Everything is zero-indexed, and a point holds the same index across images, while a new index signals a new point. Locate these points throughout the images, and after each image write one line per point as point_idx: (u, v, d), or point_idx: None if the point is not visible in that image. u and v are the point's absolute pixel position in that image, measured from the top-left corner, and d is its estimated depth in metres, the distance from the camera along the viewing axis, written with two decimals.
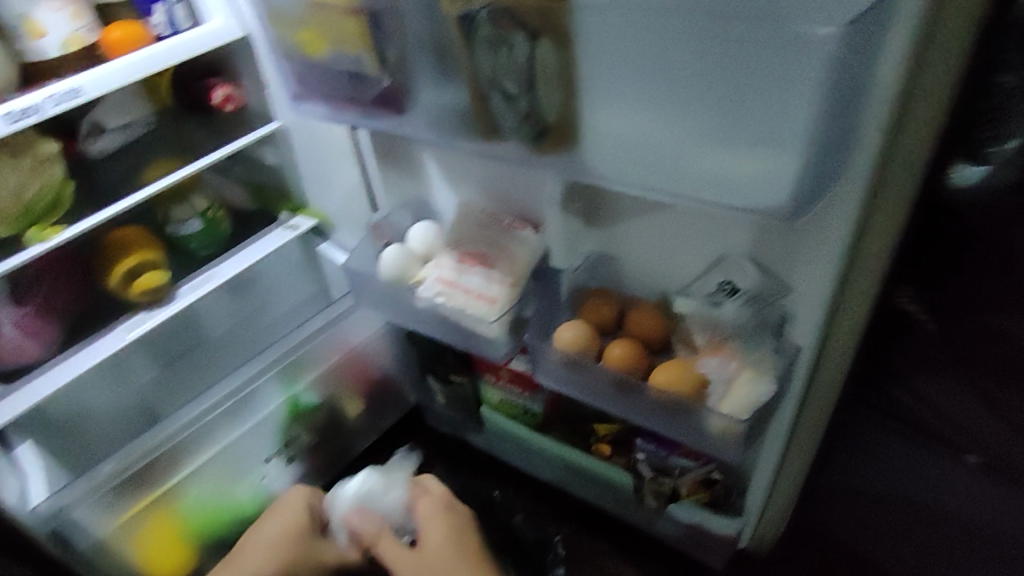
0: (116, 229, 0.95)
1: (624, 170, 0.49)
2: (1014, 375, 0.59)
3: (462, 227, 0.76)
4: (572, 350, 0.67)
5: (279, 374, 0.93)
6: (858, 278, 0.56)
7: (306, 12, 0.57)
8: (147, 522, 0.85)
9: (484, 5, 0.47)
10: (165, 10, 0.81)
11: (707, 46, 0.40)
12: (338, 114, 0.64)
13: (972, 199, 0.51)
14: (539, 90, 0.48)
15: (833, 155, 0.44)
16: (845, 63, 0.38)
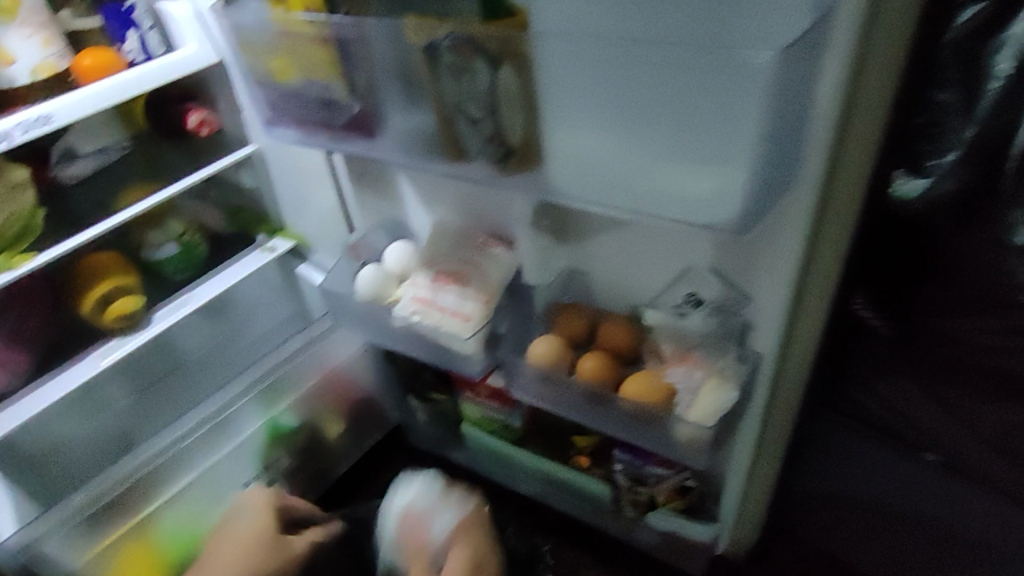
0: (90, 255, 0.94)
1: (587, 190, 0.51)
2: (965, 376, 0.63)
3: (436, 246, 0.78)
4: (545, 364, 0.69)
5: (257, 396, 0.94)
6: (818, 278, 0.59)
7: (277, 41, 0.59)
8: (123, 552, 0.83)
9: (446, 35, 0.49)
10: (138, 37, 0.83)
11: (655, 72, 0.43)
12: (309, 139, 0.65)
13: (920, 209, 0.58)
14: (503, 114, 0.50)
15: (778, 170, 0.47)
16: (783, 84, 0.40)
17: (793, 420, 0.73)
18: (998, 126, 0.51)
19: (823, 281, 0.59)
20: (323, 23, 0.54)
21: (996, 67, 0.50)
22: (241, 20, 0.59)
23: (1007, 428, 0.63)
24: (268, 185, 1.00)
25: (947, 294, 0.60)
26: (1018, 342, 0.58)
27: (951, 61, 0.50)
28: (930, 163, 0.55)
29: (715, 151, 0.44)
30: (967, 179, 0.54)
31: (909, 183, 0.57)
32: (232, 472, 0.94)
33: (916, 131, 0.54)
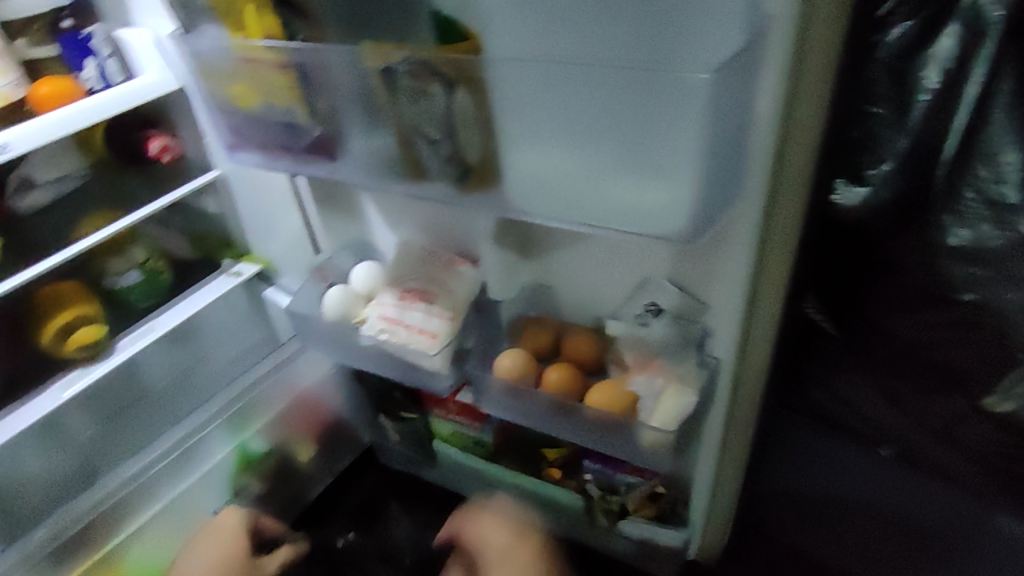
0: (49, 284, 0.94)
1: (542, 204, 0.53)
2: (908, 372, 0.67)
3: (402, 264, 0.79)
4: (512, 377, 0.70)
5: (225, 422, 0.93)
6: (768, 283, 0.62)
7: (236, 68, 0.60)
8: None
9: (402, 60, 0.50)
10: (97, 64, 0.83)
11: (599, 90, 0.45)
12: (271, 163, 0.66)
13: (860, 216, 0.64)
14: (460, 135, 0.52)
15: (722, 182, 0.49)
16: (719, 100, 0.43)
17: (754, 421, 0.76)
18: (930, 132, 0.56)
19: (772, 285, 0.62)
20: (283, 50, 0.55)
21: (923, 82, 0.56)
22: (200, 48, 0.60)
23: (950, 419, 0.66)
24: (233, 210, 1.00)
25: (888, 294, 0.65)
26: (955, 336, 0.62)
27: (884, 78, 0.58)
28: (869, 172, 0.62)
29: (659, 165, 0.46)
30: (901, 185, 0.60)
31: (850, 190, 0.63)
32: (204, 500, 0.92)
33: (855, 144, 0.62)
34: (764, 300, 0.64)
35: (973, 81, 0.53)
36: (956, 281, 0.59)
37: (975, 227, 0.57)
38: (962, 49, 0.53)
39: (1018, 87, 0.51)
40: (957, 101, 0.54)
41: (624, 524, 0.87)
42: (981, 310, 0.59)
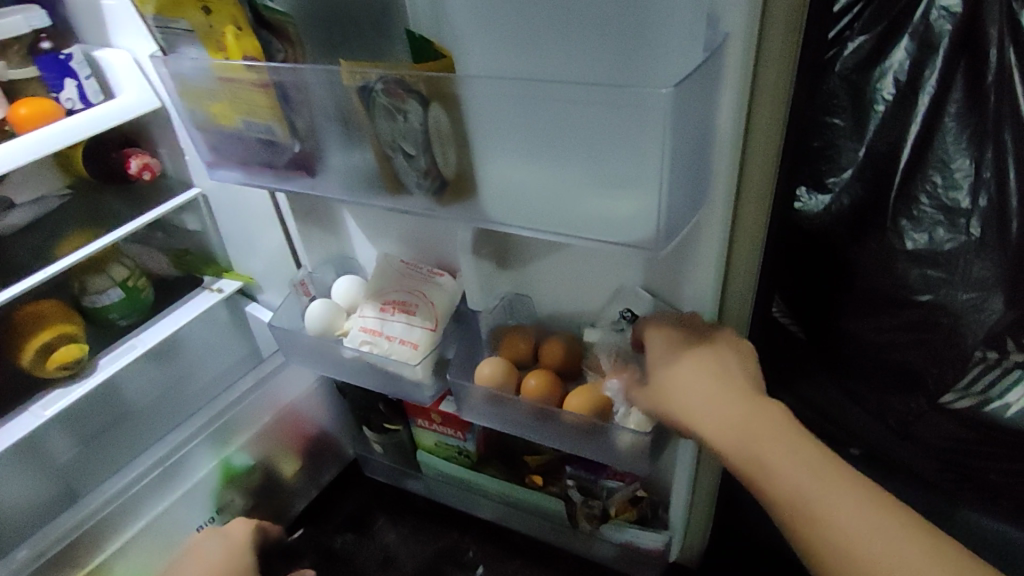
0: (29, 305, 0.94)
1: (515, 214, 0.55)
2: (865, 370, 0.73)
3: (383, 277, 0.81)
4: (491, 385, 0.71)
5: (209, 438, 0.94)
6: (735, 289, 0.65)
7: (216, 87, 0.61)
8: None
9: (378, 78, 0.52)
10: (76, 85, 0.84)
11: (566, 106, 0.47)
12: (251, 179, 0.68)
13: (821, 222, 0.70)
14: (435, 149, 0.54)
15: (686, 192, 0.52)
16: (679, 115, 0.45)
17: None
18: (883, 142, 0.63)
19: (740, 290, 0.65)
20: (262, 70, 0.57)
21: (878, 93, 0.63)
22: (181, 68, 0.61)
23: (911, 416, 0.70)
24: (213, 227, 1.01)
25: (852, 298, 0.70)
26: (907, 336, 0.66)
27: (841, 90, 0.66)
28: (831, 180, 0.68)
29: (625, 177, 0.48)
30: (858, 193, 0.66)
31: (813, 198, 0.70)
32: (188, 515, 0.92)
33: (816, 153, 0.69)
34: (734, 303, 0.67)
35: (925, 92, 0.60)
36: (913, 283, 0.64)
37: (930, 232, 0.62)
38: (914, 57, 0.60)
39: (965, 96, 0.58)
40: (912, 109, 0.61)
41: (606, 529, 0.89)
42: (937, 310, 0.63)
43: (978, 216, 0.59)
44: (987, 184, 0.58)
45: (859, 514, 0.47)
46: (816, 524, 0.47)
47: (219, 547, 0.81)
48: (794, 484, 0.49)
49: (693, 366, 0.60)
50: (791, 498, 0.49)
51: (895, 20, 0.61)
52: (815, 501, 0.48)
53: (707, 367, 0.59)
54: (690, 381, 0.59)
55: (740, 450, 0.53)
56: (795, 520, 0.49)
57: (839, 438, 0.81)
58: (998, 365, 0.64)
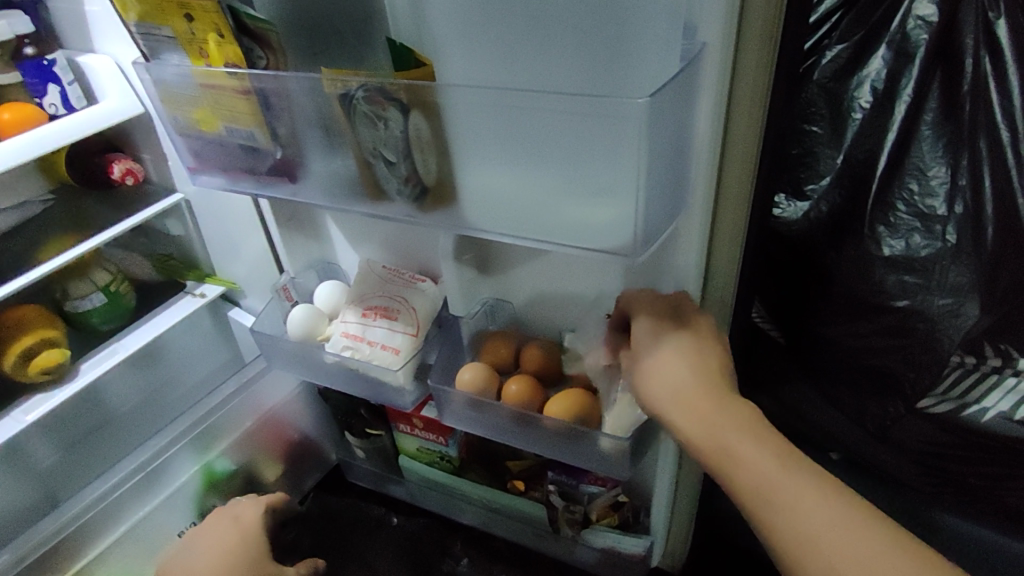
0: (11, 309, 0.93)
1: (494, 221, 0.55)
2: (845, 376, 0.74)
3: (365, 283, 0.81)
4: (472, 390, 0.71)
5: (192, 443, 0.93)
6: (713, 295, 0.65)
7: (197, 94, 0.61)
8: None
9: (360, 86, 0.53)
10: (59, 91, 0.83)
11: (547, 115, 0.47)
12: (233, 184, 0.68)
13: (799, 229, 0.71)
14: (415, 156, 0.54)
15: (664, 200, 0.52)
16: (656, 124, 0.46)
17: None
18: (861, 150, 0.65)
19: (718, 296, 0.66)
20: (244, 76, 0.57)
21: (856, 101, 0.64)
22: (164, 74, 0.61)
23: (888, 420, 0.71)
24: (196, 232, 1.01)
25: (831, 305, 0.71)
26: (884, 341, 0.67)
27: (820, 98, 0.67)
28: (809, 188, 0.70)
29: (603, 185, 0.49)
30: (836, 201, 0.67)
31: (791, 205, 0.71)
32: (167, 521, 0.92)
33: (794, 161, 0.70)
34: (712, 309, 0.67)
35: (902, 101, 0.61)
36: (890, 289, 0.64)
37: (906, 239, 0.63)
38: (891, 67, 0.62)
39: (941, 105, 0.59)
40: (889, 117, 0.62)
41: (586, 534, 0.89)
42: (914, 316, 0.64)
43: (953, 222, 0.60)
44: (962, 192, 0.59)
45: (826, 514, 0.47)
46: (784, 523, 0.48)
47: (226, 531, 0.85)
48: (764, 480, 0.50)
49: (675, 353, 0.59)
50: (762, 494, 0.49)
51: (873, 29, 0.63)
52: (782, 499, 0.48)
53: (685, 358, 0.58)
54: (667, 370, 0.58)
55: (713, 445, 0.53)
56: (765, 520, 0.49)
57: (821, 444, 0.82)
58: (977, 369, 0.65)
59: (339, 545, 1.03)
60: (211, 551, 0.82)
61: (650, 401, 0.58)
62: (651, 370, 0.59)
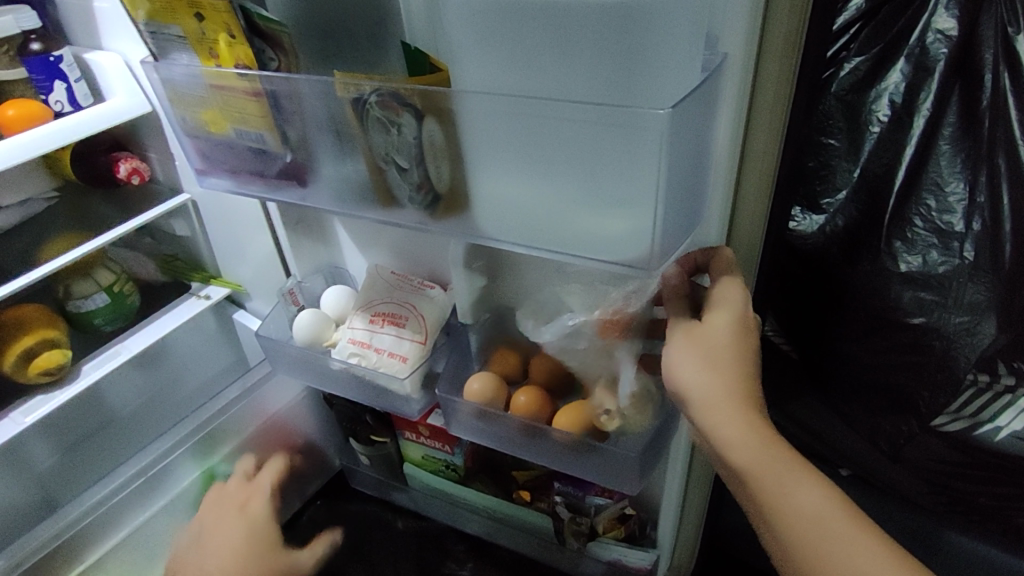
0: (13, 309, 0.93)
1: (509, 231, 0.55)
2: (857, 394, 0.73)
3: (373, 288, 0.80)
4: (481, 401, 0.70)
5: (194, 447, 0.92)
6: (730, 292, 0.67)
7: (207, 95, 0.60)
8: None
9: (372, 90, 0.52)
10: (66, 88, 0.83)
11: (565, 125, 0.46)
12: (242, 187, 0.67)
13: (815, 242, 0.70)
14: (429, 163, 0.53)
15: (681, 214, 0.51)
16: (674, 136, 0.45)
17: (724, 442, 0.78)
18: (878, 164, 0.63)
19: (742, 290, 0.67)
20: (255, 78, 0.56)
21: (874, 114, 0.63)
22: (173, 75, 0.61)
23: (902, 439, 0.70)
24: (201, 232, 1.00)
25: (848, 321, 0.70)
26: (899, 359, 0.66)
27: (837, 111, 0.66)
28: (825, 201, 0.69)
29: (618, 198, 0.48)
30: (853, 215, 0.67)
31: (806, 218, 0.71)
32: (167, 528, 0.91)
33: (811, 173, 0.69)
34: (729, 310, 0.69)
35: (921, 115, 0.60)
36: (906, 306, 0.63)
37: (923, 255, 0.62)
38: (910, 80, 0.60)
39: (959, 120, 0.59)
40: (906, 131, 0.61)
41: (591, 546, 0.88)
42: (929, 334, 0.63)
43: (971, 239, 0.59)
44: (980, 210, 0.58)
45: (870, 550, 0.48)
46: (824, 549, 0.48)
47: (238, 524, 0.84)
48: (816, 504, 0.50)
49: (724, 346, 0.55)
50: (811, 517, 0.50)
51: (892, 42, 0.61)
52: (830, 524, 0.49)
53: (735, 352, 0.55)
54: (724, 353, 0.54)
55: (766, 462, 0.51)
56: (799, 547, 0.49)
57: (831, 459, 0.81)
58: (989, 389, 0.64)
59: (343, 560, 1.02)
60: (224, 546, 0.81)
61: (696, 393, 0.54)
62: (708, 357, 0.54)
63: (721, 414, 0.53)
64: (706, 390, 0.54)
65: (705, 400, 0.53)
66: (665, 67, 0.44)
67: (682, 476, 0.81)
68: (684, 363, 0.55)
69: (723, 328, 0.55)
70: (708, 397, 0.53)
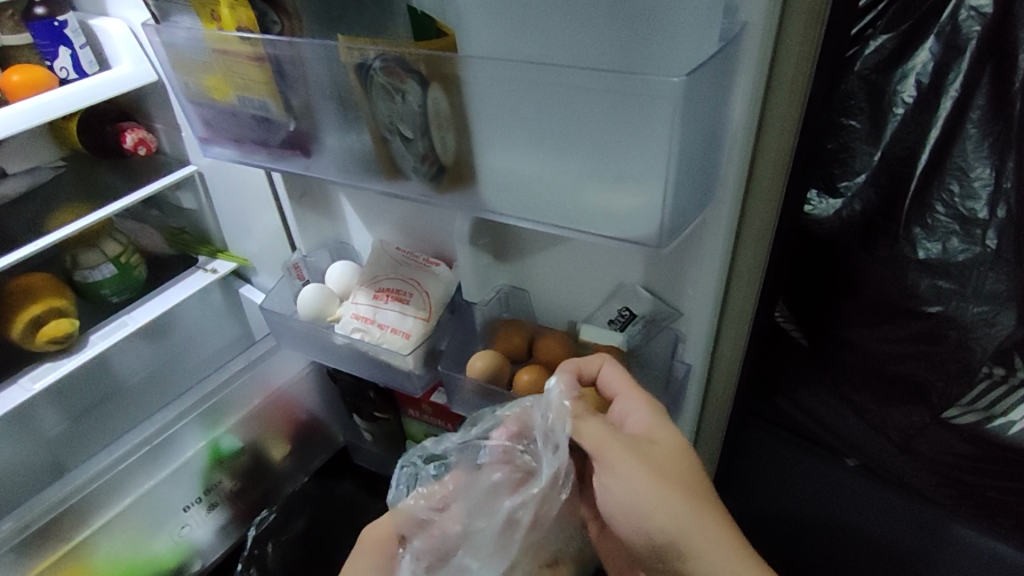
0: (22, 277, 0.93)
1: (515, 202, 0.53)
2: (868, 383, 0.72)
3: (376, 264, 0.79)
4: (483, 377, 0.70)
5: (199, 418, 0.92)
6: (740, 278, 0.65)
7: (211, 60, 0.59)
8: None
9: (376, 56, 0.50)
10: (71, 54, 0.81)
11: (575, 94, 0.45)
12: (246, 157, 0.66)
13: (834, 228, 0.67)
14: (433, 133, 0.52)
15: (695, 189, 0.50)
16: (689, 108, 0.43)
17: (725, 415, 0.81)
18: (900, 147, 0.61)
19: (751, 274, 0.64)
20: (258, 42, 0.54)
21: (898, 96, 0.60)
22: (174, 38, 0.59)
23: (911, 429, 0.71)
24: (208, 206, 0.99)
25: (857, 307, 0.69)
26: (915, 348, 0.66)
27: (860, 90, 0.63)
28: (843, 184, 0.66)
29: (628, 173, 0.46)
30: (872, 199, 0.64)
31: (823, 202, 0.67)
32: (173, 496, 0.92)
33: (828, 156, 0.66)
34: (735, 294, 0.67)
35: (949, 97, 0.57)
36: (923, 294, 0.63)
37: (944, 242, 0.61)
38: (939, 60, 0.58)
39: (989, 102, 0.56)
40: (934, 113, 0.59)
41: None
42: (944, 323, 0.62)
43: (994, 227, 0.58)
44: (1006, 197, 0.57)
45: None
46: None
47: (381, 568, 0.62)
48: None
49: (660, 450, 0.59)
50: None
51: (920, 20, 0.58)
52: None
53: (682, 465, 0.59)
54: (673, 467, 0.59)
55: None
56: None
57: (836, 449, 0.81)
58: (1004, 381, 0.65)
59: (323, 544, 1.02)
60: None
61: (652, 506, 0.57)
62: (656, 463, 0.58)
63: (686, 521, 0.56)
64: (654, 497, 0.57)
65: (666, 515, 0.56)
66: (683, 34, 0.43)
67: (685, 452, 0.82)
68: (630, 473, 0.57)
69: (651, 435, 0.60)
70: (669, 510, 0.56)
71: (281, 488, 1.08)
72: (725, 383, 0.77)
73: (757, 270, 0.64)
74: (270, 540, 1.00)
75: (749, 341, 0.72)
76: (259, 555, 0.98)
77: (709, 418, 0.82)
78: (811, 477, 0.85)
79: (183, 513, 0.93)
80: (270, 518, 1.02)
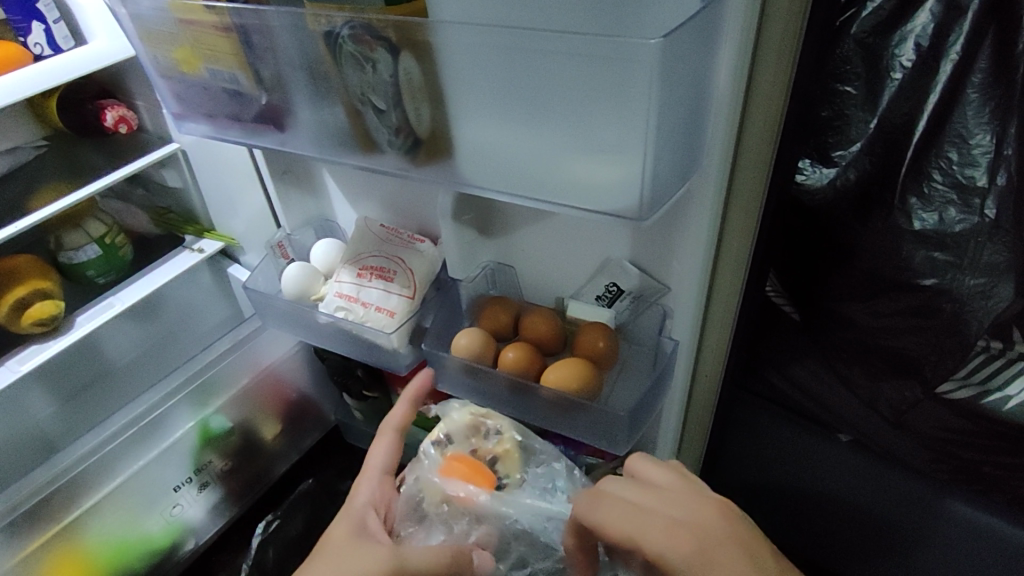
0: (6, 258, 0.92)
1: (492, 176, 0.52)
2: (861, 356, 0.71)
3: (360, 242, 0.77)
4: (469, 356, 0.68)
5: (187, 398, 0.91)
6: (729, 251, 0.64)
7: (178, 30, 0.57)
8: (48, 558, 0.82)
9: (345, 23, 0.48)
10: (44, 29, 0.79)
11: (551, 59, 0.42)
12: (220, 132, 0.64)
13: (824, 199, 0.65)
14: (408, 105, 0.50)
15: (678, 159, 0.48)
16: (668, 73, 0.41)
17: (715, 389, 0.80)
18: (898, 114, 0.59)
19: (740, 245, 0.63)
20: (224, 11, 0.52)
21: (897, 59, 0.57)
22: (140, 9, 0.57)
23: (905, 405, 0.70)
24: (194, 184, 0.97)
25: (847, 280, 0.67)
26: (911, 321, 0.64)
27: (856, 55, 0.59)
28: (837, 154, 0.63)
29: (607, 143, 0.45)
30: (866, 168, 0.62)
31: (817, 171, 0.65)
32: (163, 476, 0.91)
33: (822, 123, 0.63)
34: (724, 266, 0.65)
35: (949, 60, 0.55)
36: (918, 267, 0.61)
37: (940, 212, 0.59)
38: (939, 21, 0.54)
39: (991, 65, 0.53)
40: (933, 77, 0.56)
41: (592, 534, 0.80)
42: (940, 295, 0.61)
43: (993, 195, 0.56)
44: (1006, 163, 0.55)
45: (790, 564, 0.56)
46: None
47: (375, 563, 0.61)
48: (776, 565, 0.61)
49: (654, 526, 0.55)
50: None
51: None
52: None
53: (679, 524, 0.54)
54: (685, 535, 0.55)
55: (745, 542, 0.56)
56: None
57: (829, 425, 0.79)
58: (1001, 356, 0.65)
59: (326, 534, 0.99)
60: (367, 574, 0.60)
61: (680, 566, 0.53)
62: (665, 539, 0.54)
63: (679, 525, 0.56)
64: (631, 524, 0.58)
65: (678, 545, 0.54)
66: None
67: (676, 425, 0.82)
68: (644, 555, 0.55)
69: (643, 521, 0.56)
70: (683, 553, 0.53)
71: (274, 468, 1.08)
72: (716, 358, 0.75)
73: (747, 243, 0.63)
74: (271, 544, 0.96)
75: (741, 314, 0.70)
76: (259, 560, 0.94)
77: (698, 395, 0.81)
78: (803, 452, 0.84)
79: (174, 493, 0.93)
80: (273, 524, 0.98)
